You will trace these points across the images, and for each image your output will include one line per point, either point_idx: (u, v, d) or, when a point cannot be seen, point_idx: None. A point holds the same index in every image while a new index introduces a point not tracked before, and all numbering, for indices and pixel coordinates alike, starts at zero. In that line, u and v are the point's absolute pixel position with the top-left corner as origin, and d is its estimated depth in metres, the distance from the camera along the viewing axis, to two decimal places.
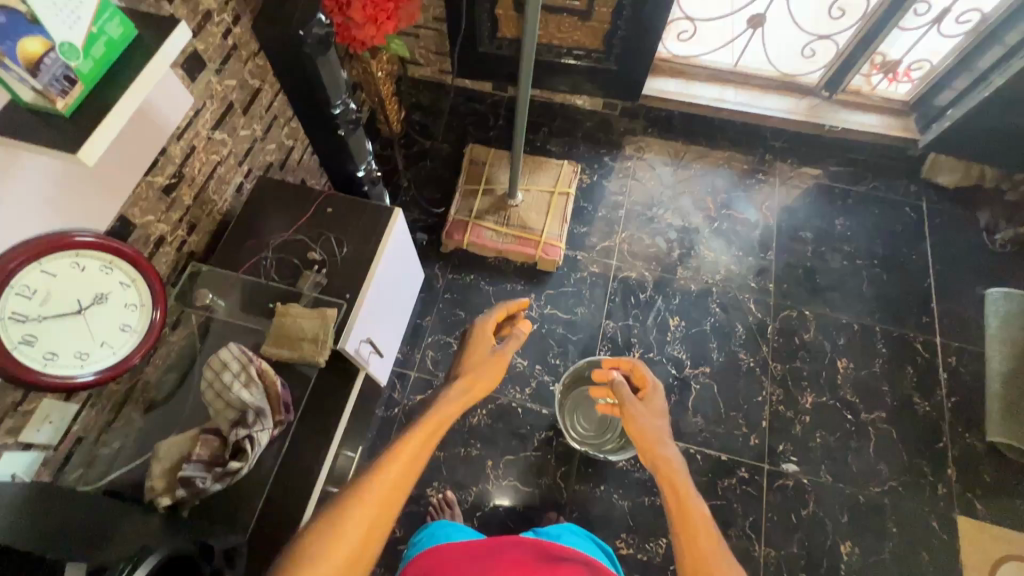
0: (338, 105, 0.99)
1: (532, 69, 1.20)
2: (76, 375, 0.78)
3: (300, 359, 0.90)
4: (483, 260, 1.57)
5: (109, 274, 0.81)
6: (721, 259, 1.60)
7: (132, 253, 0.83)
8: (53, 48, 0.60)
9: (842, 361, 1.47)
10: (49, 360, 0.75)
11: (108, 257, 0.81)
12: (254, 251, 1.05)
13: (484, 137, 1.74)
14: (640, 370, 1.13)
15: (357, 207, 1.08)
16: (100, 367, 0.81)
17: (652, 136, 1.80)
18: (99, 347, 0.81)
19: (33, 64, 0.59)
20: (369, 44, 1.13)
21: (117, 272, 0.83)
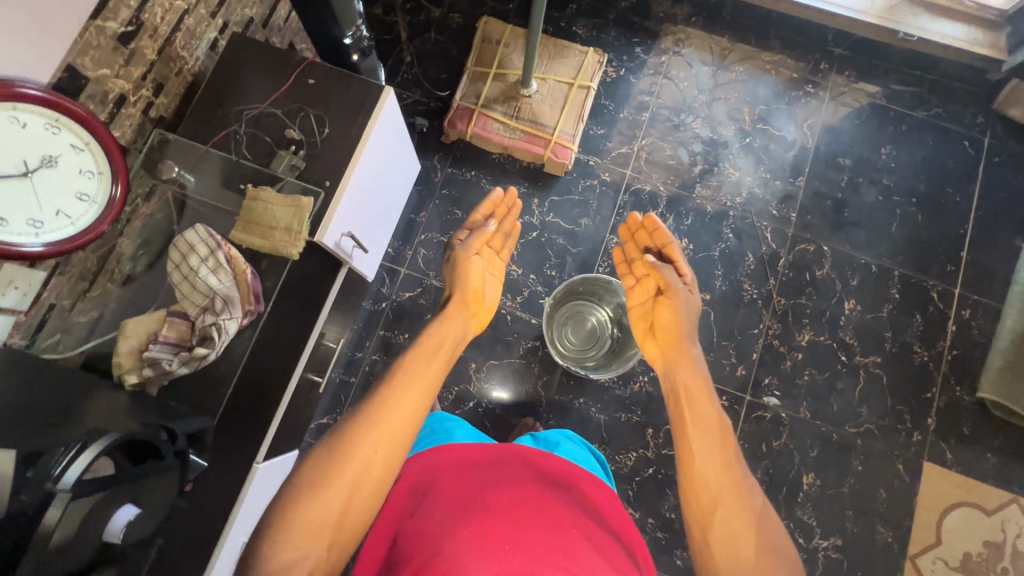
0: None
1: None
2: (27, 244, 0.73)
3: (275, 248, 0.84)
4: (486, 156, 1.45)
5: (57, 135, 0.73)
6: (746, 179, 1.46)
7: (82, 112, 0.74)
8: None
9: (849, 302, 1.41)
10: None
11: (54, 116, 0.72)
12: (226, 122, 0.94)
13: (501, 10, 1.51)
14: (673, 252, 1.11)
15: (343, 82, 0.95)
16: (55, 238, 0.75)
17: (694, 27, 1.55)
18: (53, 217, 0.75)
19: None
20: None
21: (67, 134, 0.74)
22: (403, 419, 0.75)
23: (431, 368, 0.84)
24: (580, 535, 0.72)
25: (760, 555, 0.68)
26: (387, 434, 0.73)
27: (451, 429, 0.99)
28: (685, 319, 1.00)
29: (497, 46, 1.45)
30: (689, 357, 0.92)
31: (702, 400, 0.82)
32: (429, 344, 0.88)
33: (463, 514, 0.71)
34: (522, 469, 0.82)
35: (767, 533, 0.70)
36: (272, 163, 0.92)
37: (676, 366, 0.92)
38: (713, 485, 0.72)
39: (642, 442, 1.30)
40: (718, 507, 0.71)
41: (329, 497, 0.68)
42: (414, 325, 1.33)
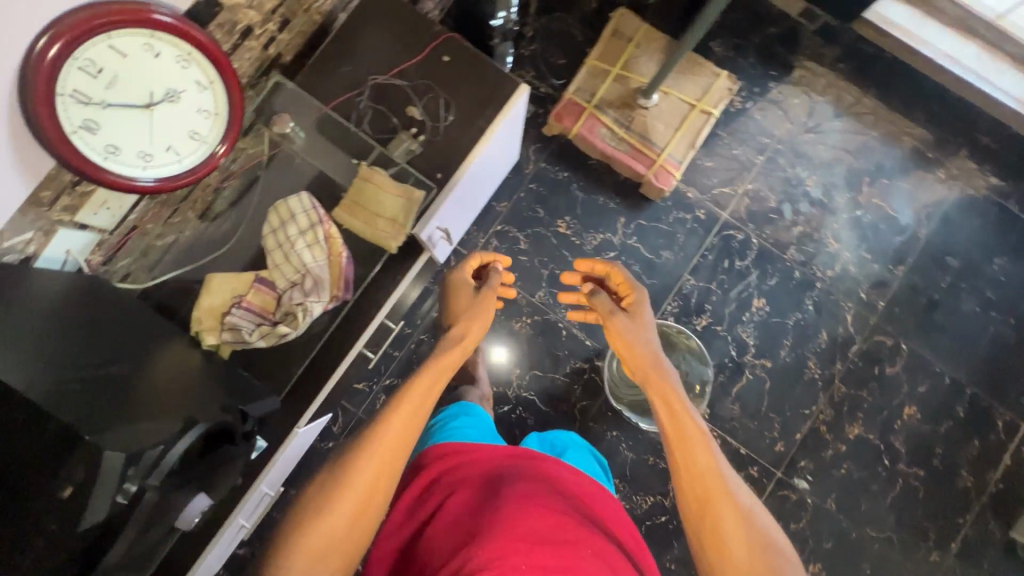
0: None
1: None
2: (136, 177, 0.69)
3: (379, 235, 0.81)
4: (584, 159, 1.36)
5: (186, 69, 0.68)
6: (844, 253, 1.37)
7: (214, 49, 0.69)
8: None
9: (910, 408, 1.35)
10: (110, 154, 0.66)
11: (187, 49, 0.67)
12: (347, 83, 0.87)
13: (641, 4, 1.39)
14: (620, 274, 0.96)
15: (478, 67, 0.87)
16: (162, 174, 0.71)
17: (840, 74, 1.42)
18: (163, 151, 0.71)
19: None
20: None
21: (195, 70, 0.69)
22: (394, 440, 0.70)
23: (426, 376, 0.77)
24: (593, 554, 0.65)
25: (751, 550, 0.63)
26: (376, 456, 0.69)
27: (467, 425, 0.95)
28: (635, 339, 0.84)
29: (627, 44, 1.34)
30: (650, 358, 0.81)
31: (682, 405, 0.72)
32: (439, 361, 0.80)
33: (470, 528, 0.66)
34: (529, 476, 0.75)
35: (766, 534, 0.64)
36: (388, 141, 0.86)
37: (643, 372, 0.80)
38: (695, 488, 0.66)
39: (662, 490, 1.29)
40: (706, 515, 0.65)
41: (327, 527, 0.65)
42: None
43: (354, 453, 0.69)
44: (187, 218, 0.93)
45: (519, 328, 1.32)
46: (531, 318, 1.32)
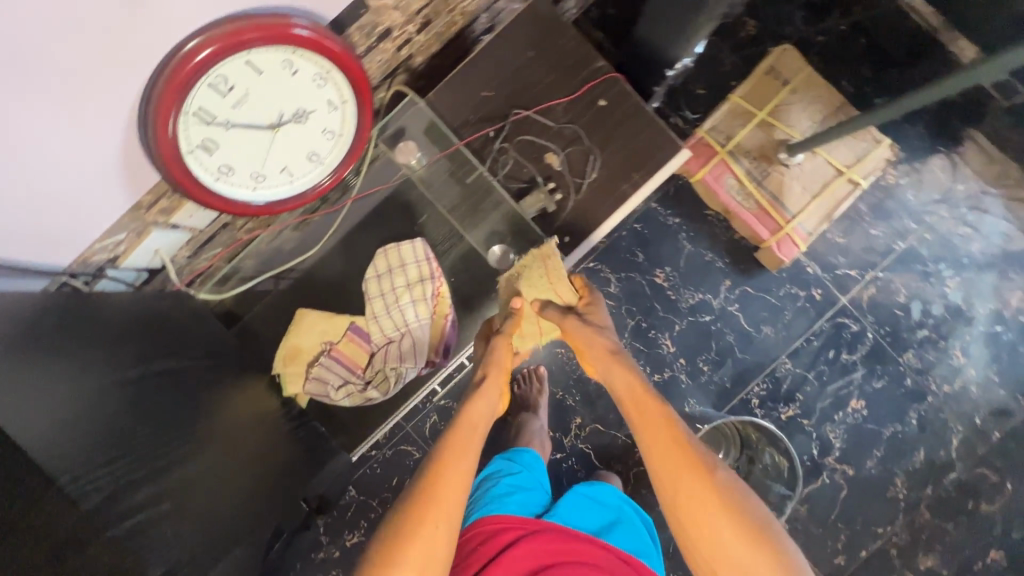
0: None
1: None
2: (246, 199, 0.61)
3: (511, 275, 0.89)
4: (700, 207, 1.22)
5: (320, 88, 0.58)
6: (968, 370, 1.21)
7: (356, 70, 0.58)
8: None
9: (996, 552, 1.21)
10: (223, 175, 0.58)
11: (327, 66, 0.56)
12: (493, 118, 0.86)
13: (807, 40, 1.20)
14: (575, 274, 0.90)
15: (630, 122, 0.85)
16: (272, 196, 0.63)
17: (1018, 166, 1.22)
18: (278, 172, 0.62)
19: None
20: None
21: (331, 88, 0.59)
22: (441, 505, 0.63)
23: (460, 439, 0.70)
24: None
25: (725, 510, 0.57)
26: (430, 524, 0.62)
27: (513, 488, 0.89)
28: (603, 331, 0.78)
29: (781, 86, 1.17)
30: (613, 347, 0.76)
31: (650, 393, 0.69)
32: (466, 420, 0.73)
33: None
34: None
35: (753, 523, 0.56)
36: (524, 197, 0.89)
37: (604, 362, 0.75)
38: (661, 461, 0.63)
39: None
40: (679, 493, 0.60)
41: None
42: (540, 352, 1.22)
43: (398, 529, 0.61)
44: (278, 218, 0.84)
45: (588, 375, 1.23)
46: None
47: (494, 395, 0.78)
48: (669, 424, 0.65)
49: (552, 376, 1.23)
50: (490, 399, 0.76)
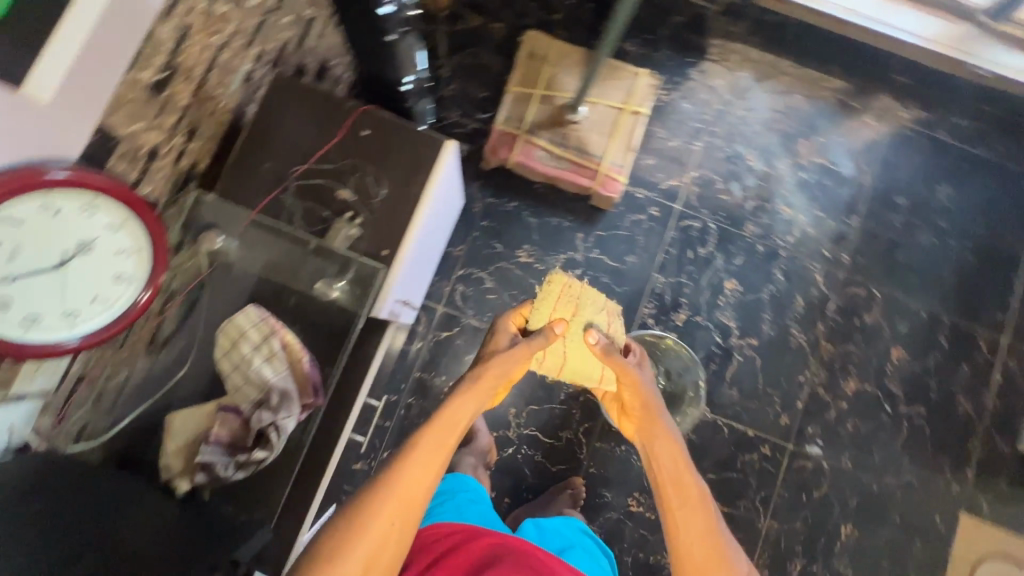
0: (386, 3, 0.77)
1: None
2: (63, 340, 0.65)
3: (349, 310, 0.81)
4: (528, 184, 1.36)
5: (92, 217, 0.65)
6: (799, 217, 1.39)
7: (118, 189, 0.66)
8: None
9: (897, 350, 1.37)
10: (29, 325, 0.62)
11: (89, 196, 0.64)
12: (272, 179, 0.84)
13: (547, 21, 1.39)
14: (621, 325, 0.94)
15: (405, 135, 0.85)
16: (91, 329, 0.67)
17: (753, 47, 1.44)
18: (88, 305, 0.67)
19: None
20: None
21: (103, 214, 0.66)
22: (411, 502, 0.70)
23: (439, 438, 0.74)
24: None
25: None
26: (399, 517, 0.69)
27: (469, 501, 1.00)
28: (647, 395, 0.86)
29: (543, 64, 1.34)
30: (662, 427, 0.85)
31: (693, 476, 0.80)
32: (447, 418, 0.76)
33: None
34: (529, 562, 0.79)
35: None
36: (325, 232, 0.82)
37: (650, 436, 0.85)
38: (686, 546, 0.75)
39: None
40: None
41: None
42: (451, 367, 1.28)
43: (368, 525, 0.68)
44: (135, 351, 0.82)
45: None
46: None
47: (482, 392, 0.80)
48: (710, 518, 0.77)
49: None
50: (477, 402, 0.79)
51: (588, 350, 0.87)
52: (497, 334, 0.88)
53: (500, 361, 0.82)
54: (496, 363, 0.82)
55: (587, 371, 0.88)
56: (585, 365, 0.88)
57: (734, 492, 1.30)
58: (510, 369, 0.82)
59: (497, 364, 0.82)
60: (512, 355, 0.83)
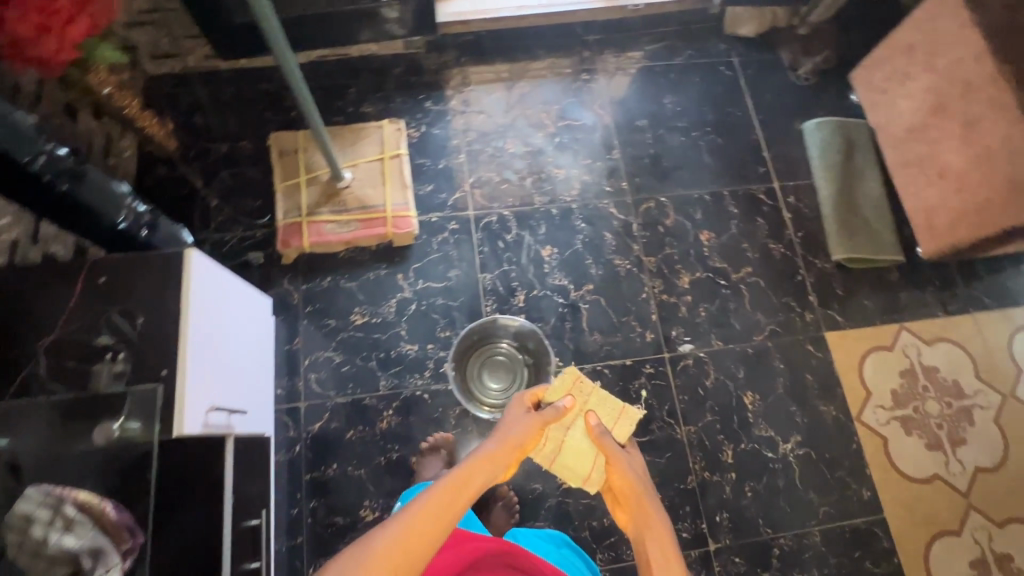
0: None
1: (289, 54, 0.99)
2: None
3: (144, 438, 0.77)
4: (333, 257, 1.42)
5: None
6: (573, 172, 1.56)
7: None
8: None
9: (704, 234, 1.54)
10: None
11: None
12: (21, 363, 0.82)
13: (286, 120, 1.50)
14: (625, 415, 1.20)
15: (139, 264, 0.88)
16: None
17: (468, 65, 1.65)
18: None
19: None
20: (60, 60, 0.89)
21: None
22: (437, 519, 0.76)
23: (467, 478, 0.85)
24: None
25: None
26: (422, 528, 0.74)
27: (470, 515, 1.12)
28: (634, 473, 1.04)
29: (296, 155, 1.44)
30: (650, 499, 0.97)
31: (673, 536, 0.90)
32: (472, 468, 0.88)
33: None
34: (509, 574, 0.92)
35: None
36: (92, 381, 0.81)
37: (641, 507, 0.96)
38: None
39: None
40: None
41: None
42: (338, 452, 1.28)
43: (391, 536, 0.71)
44: None
45: (388, 424, 1.31)
46: (392, 407, 1.31)
47: (498, 452, 0.95)
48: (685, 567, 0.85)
49: (367, 456, 1.28)
50: (495, 462, 0.93)
51: (585, 442, 1.16)
52: (511, 414, 1.09)
53: (517, 426, 1.03)
54: (516, 432, 1.00)
55: (579, 454, 1.16)
56: (579, 456, 1.15)
57: (643, 420, 1.36)
58: (522, 436, 1.01)
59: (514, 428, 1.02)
60: (524, 423, 1.03)
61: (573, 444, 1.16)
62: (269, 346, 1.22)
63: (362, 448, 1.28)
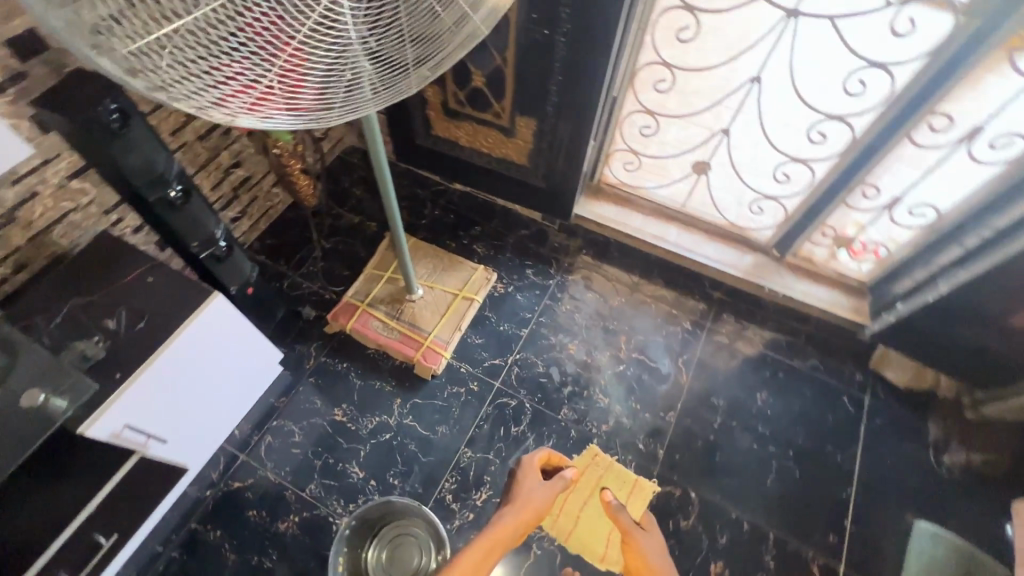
0: (179, 187, 0.96)
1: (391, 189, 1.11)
2: None
3: (53, 415, 0.85)
4: (362, 350, 1.47)
5: None
6: (615, 407, 1.44)
7: None
8: None
9: (715, 564, 1.26)
10: None
11: None
12: (50, 305, 0.98)
13: (412, 222, 1.68)
14: (636, 489, 1.33)
15: (175, 284, 1.03)
16: None
17: (585, 258, 1.68)
18: None
19: None
20: None
21: None
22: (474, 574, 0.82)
23: (494, 535, 0.89)
24: None
25: None
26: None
27: None
28: (653, 550, 1.01)
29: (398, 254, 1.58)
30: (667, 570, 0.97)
31: None
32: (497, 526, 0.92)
33: None
34: None
35: None
36: (67, 348, 0.94)
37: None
38: None
39: None
40: None
41: None
42: (230, 524, 1.24)
43: None
44: None
45: (284, 529, 1.24)
46: (300, 516, 1.26)
47: (517, 510, 0.98)
48: None
49: (247, 545, 1.22)
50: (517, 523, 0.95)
51: (601, 517, 1.31)
52: (526, 477, 1.12)
53: (529, 491, 1.06)
54: (533, 501, 1.02)
55: (598, 526, 1.31)
56: (596, 530, 1.30)
57: None
58: (540, 500, 1.04)
59: (525, 487, 1.08)
60: (538, 491, 1.07)
61: (591, 516, 1.32)
62: (260, 388, 1.29)
63: (248, 535, 1.23)
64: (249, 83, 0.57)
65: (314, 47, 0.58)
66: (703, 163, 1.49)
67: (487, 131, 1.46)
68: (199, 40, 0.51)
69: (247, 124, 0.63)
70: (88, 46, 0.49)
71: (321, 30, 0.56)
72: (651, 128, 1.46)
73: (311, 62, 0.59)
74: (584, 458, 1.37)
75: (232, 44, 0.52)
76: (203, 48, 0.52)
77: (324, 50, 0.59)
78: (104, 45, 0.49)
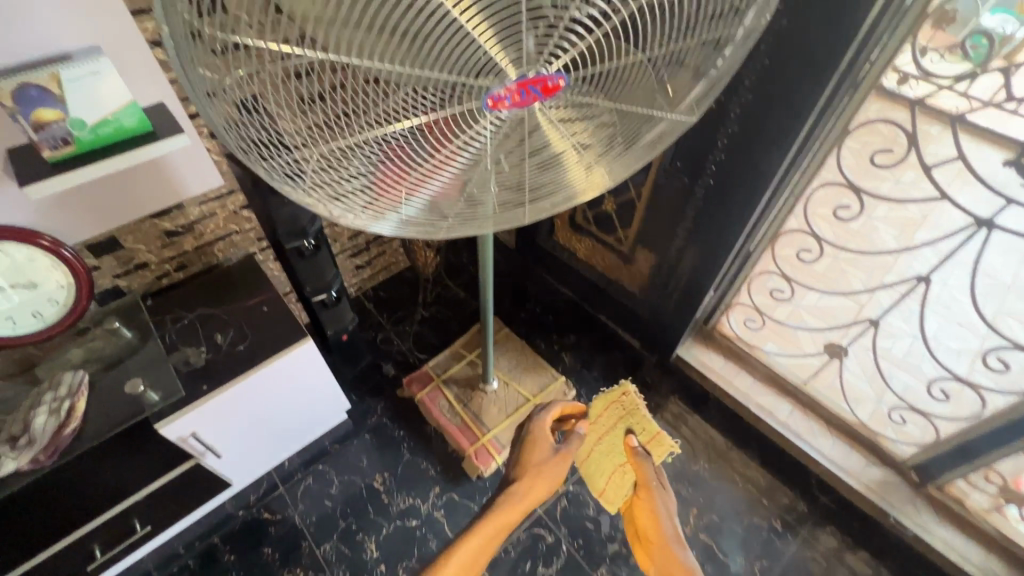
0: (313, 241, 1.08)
1: (490, 278, 1.10)
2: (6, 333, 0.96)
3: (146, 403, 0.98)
4: (422, 423, 1.47)
5: (33, 261, 0.93)
6: None
7: (51, 242, 0.92)
8: (64, 118, 0.80)
9: None
10: None
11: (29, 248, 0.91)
12: (187, 308, 1.14)
13: (511, 313, 1.70)
14: None
15: (280, 320, 1.12)
16: (28, 330, 0.98)
17: (678, 405, 1.56)
18: (31, 316, 0.98)
19: (39, 124, 0.79)
20: None
21: (51, 266, 0.95)
22: None
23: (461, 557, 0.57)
24: None
25: None
26: None
27: None
28: (670, 519, 0.66)
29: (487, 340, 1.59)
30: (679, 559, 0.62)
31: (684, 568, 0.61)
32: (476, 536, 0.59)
33: None
34: None
35: None
36: (180, 349, 1.07)
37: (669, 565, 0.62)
38: None
39: None
40: None
41: None
42: (246, 553, 1.26)
43: None
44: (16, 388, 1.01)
45: None
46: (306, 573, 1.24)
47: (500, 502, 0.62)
48: None
49: None
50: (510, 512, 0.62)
51: None
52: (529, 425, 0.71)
53: (527, 456, 0.67)
54: (538, 489, 0.65)
55: None
56: None
57: None
58: (543, 477, 0.66)
59: (526, 451, 0.68)
60: (542, 459, 0.67)
61: None
62: (319, 429, 1.33)
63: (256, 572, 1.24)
64: (376, 180, 0.57)
65: (446, 162, 0.58)
66: (838, 346, 1.31)
67: (606, 253, 1.47)
68: (340, 151, 0.52)
69: (363, 226, 0.61)
70: (239, 140, 0.48)
71: (454, 143, 0.56)
72: (783, 292, 1.32)
73: (436, 171, 0.59)
74: (612, 397, 1.53)
75: (371, 146, 0.52)
76: (341, 150, 0.52)
77: (451, 162, 0.59)
78: (258, 144, 0.49)
